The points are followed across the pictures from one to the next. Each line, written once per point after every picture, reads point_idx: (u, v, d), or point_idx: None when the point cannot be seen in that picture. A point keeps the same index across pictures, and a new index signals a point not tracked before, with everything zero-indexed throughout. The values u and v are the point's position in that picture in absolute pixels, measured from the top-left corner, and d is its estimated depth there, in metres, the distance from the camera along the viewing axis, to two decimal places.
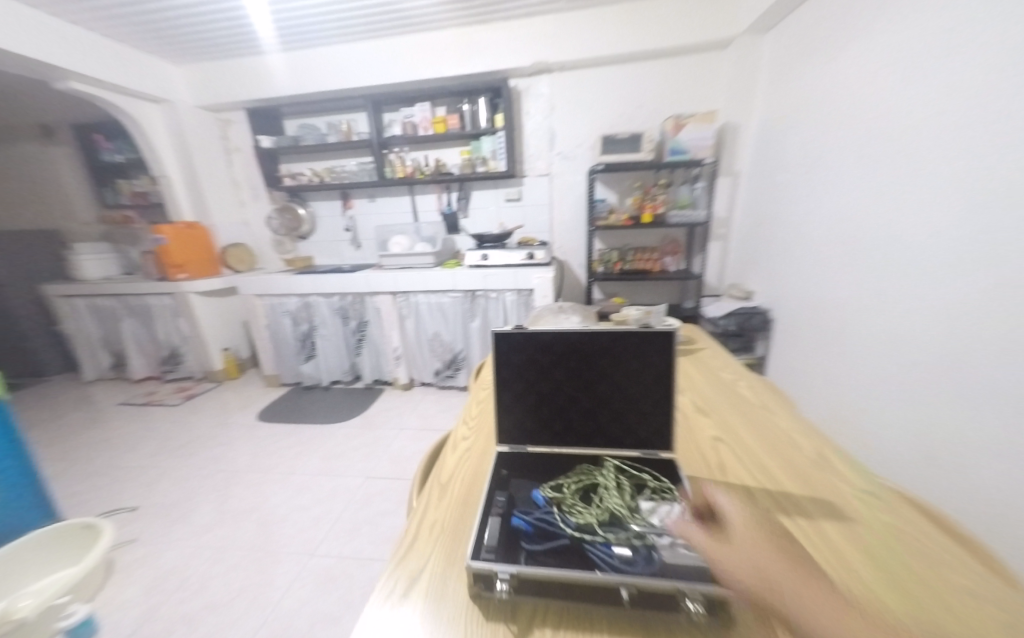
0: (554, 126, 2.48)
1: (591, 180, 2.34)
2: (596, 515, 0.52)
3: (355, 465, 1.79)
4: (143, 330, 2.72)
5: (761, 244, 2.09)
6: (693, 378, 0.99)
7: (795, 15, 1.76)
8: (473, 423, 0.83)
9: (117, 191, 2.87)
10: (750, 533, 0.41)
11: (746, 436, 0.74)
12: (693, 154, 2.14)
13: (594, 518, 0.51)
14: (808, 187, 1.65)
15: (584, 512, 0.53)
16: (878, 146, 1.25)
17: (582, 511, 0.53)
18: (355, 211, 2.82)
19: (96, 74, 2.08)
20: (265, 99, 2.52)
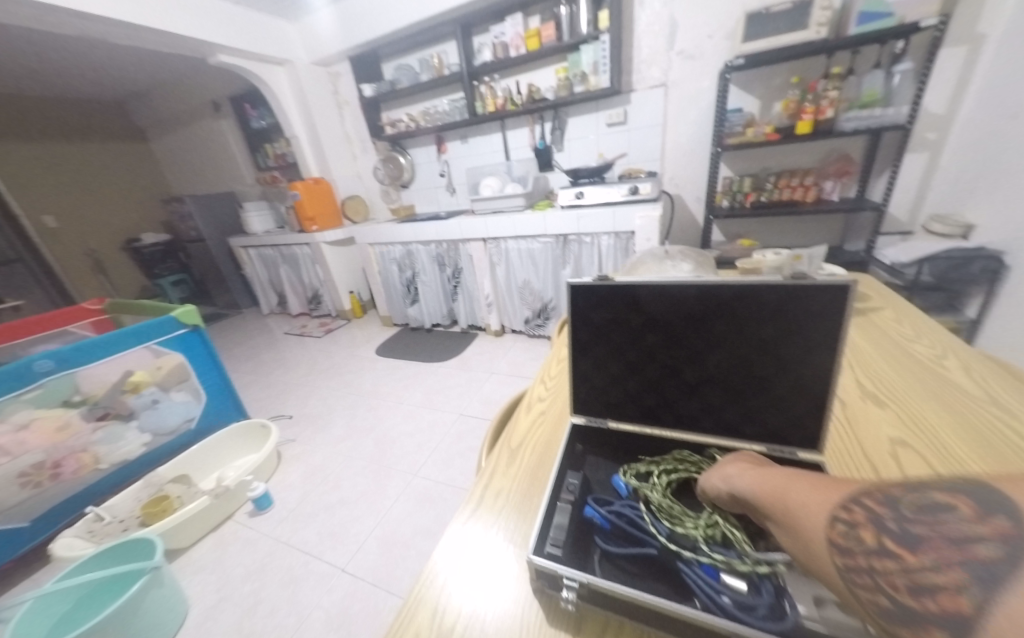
0: (676, 14, 1.93)
1: (723, 83, 1.80)
2: (694, 522, 0.41)
3: (451, 401, 1.95)
4: (294, 275, 3.33)
5: (1007, 150, 1.37)
6: (862, 351, 0.71)
7: None
8: (551, 384, 0.75)
9: (266, 155, 3.39)
10: (734, 455, 0.45)
11: (952, 442, 0.49)
12: (899, 17, 1.44)
13: (690, 525, 0.40)
14: None
15: (677, 512, 0.42)
16: None
17: (673, 510, 0.42)
18: (449, 155, 2.79)
19: (234, 44, 2.33)
20: (364, 44, 2.54)
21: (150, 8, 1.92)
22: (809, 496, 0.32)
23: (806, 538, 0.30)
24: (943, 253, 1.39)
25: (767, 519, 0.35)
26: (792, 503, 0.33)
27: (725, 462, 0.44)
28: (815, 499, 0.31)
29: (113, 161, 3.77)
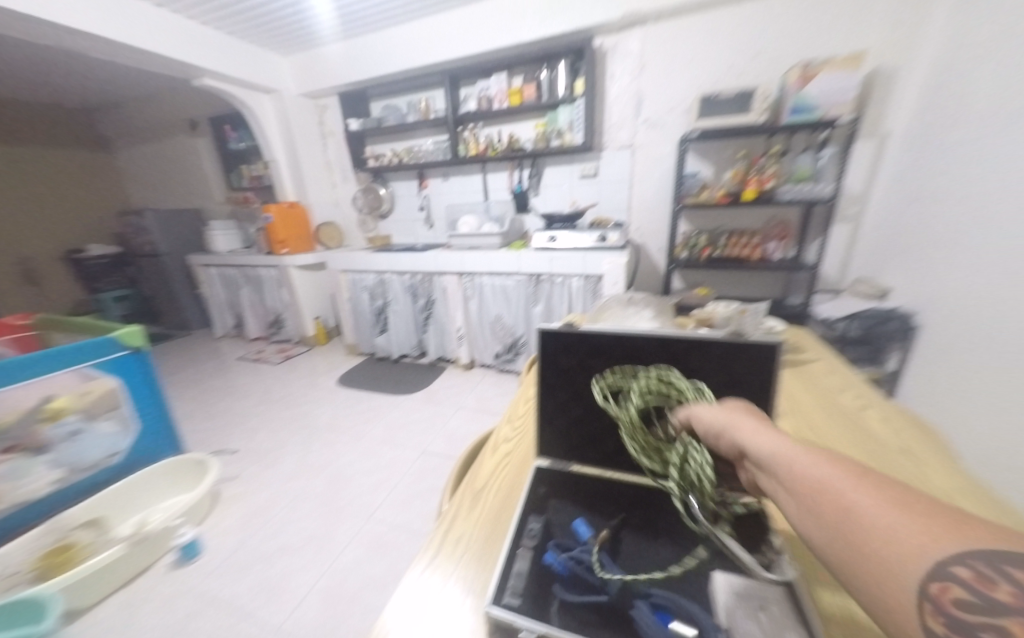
0: (642, 89, 2.19)
1: (682, 151, 2.03)
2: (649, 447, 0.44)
3: (414, 437, 1.88)
4: (256, 297, 3.18)
5: (910, 229, 1.62)
6: (799, 400, 0.78)
7: None
8: (518, 424, 0.75)
9: (240, 175, 3.35)
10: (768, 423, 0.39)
11: None
12: (823, 112, 1.71)
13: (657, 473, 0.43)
14: (999, 149, 1.21)
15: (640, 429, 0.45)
16: None
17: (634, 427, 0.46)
18: (430, 191, 2.88)
19: (222, 69, 2.36)
20: (354, 82, 2.66)
21: (138, 28, 1.93)
22: (904, 532, 0.25)
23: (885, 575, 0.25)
24: (868, 311, 1.58)
25: (815, 517, 0.30)
26: (872, 525, 0.26)
27: (739, 412, 0.41)
28: (903, 529, 0.25)
29: (66, 167, 3.56)
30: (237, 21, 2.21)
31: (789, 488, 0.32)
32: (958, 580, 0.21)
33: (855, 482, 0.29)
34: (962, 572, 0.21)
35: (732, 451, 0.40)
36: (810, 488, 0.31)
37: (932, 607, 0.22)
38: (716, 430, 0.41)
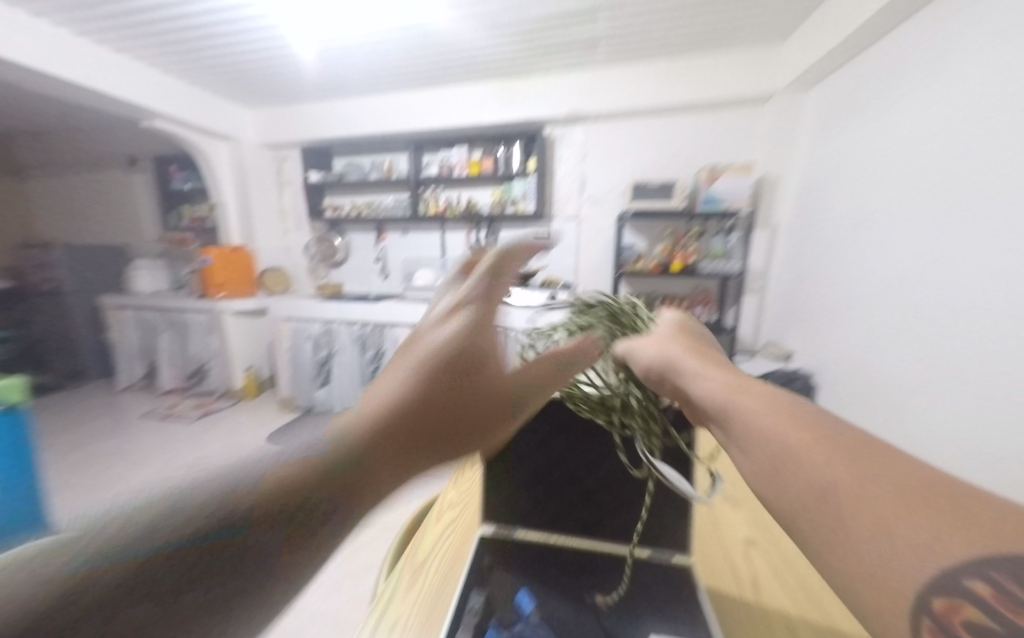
0: (586, 172, 2.51)
1: (620, 226, 2.31)
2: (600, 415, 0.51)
3: None
4: (178, 343, 2.86)
5: (800, 303, 1.96)
6: (722, 455, 0.85)
7: (842, 72, 1.72)
8: (463, 488, 0.74)
9: (180, 215, 3.17)
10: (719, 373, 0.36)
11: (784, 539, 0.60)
12: (729, 205, 2.08)
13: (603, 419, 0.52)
14: (855, 246, 1.54)
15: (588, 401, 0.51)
16: (934, 207, 1.14)
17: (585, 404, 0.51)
18: (387, 243, 2.93)
19: (179, 113, 2.35)
20: (318, 139, 2.76)
21: (89, 69, 1.89)
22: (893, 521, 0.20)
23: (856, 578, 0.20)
24: (778, 371, 1.81)
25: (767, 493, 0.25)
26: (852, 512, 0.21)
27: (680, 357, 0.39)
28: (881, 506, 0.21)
29: None
30: (204, 74, 2.26)
31: (739, 443, 0.28)
32: (971, 599, 0.17)
33: (829, 445, 0.24)
34: (984, 593, 0.17)
35: (671, 386, 0.39)
36: (762, 450, 0.26)
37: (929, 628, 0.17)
38: (653, 368, 0.42)
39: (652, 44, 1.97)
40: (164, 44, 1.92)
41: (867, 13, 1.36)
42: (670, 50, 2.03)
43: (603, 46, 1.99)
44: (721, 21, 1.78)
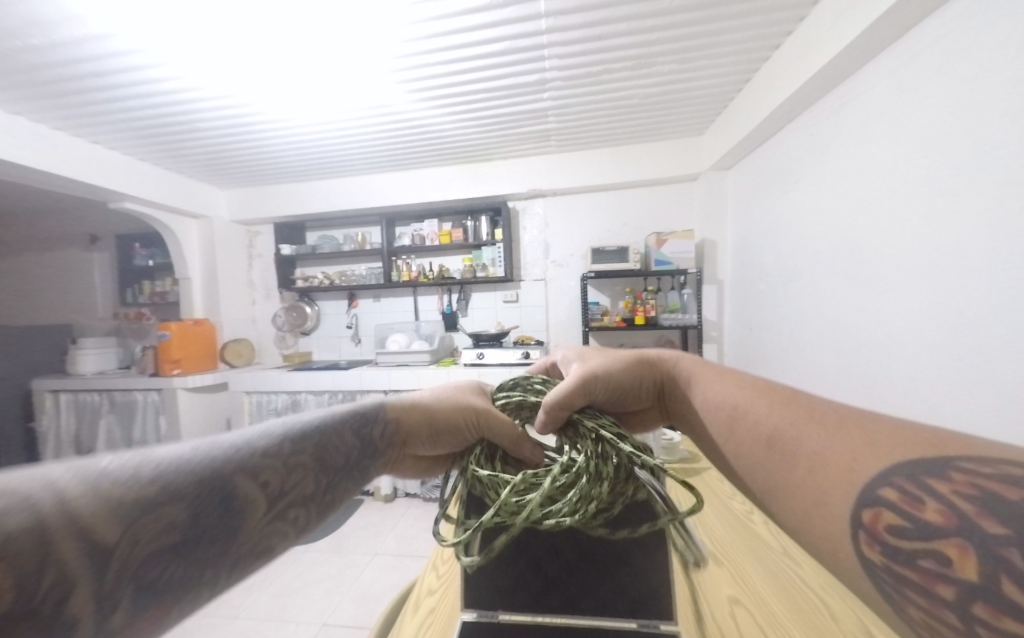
0: (548, 239, 2.75)
1: (584, 286, 2.48)
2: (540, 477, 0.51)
3: (312, 607, 1.51)
4: (120, 428, 2.61)
5: (753, 349, 2.13)
6: (699, 510, 0.87)
7: (752, 157, 2.09)
8: (443, 571, 0.71)
9: (138, 290, 3.07)
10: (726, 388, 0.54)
11: (766, 594, 0.61)
12: (678, 265, 2.31)
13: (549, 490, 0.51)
14: (790, 298, 1.75)
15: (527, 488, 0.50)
16: (852, 263, 1.35)
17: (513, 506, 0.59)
18: (359, 310, 2.95)
19: (152, 195, 2.40)
20: (293, 215, 2.88)
21: (69, 159, 1.96)
22: (834, 467, 0.35)
23: (822, 507, 0.35)
24: None
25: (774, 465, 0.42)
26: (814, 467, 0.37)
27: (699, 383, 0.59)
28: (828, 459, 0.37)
29: None
30: (183, 160, 2.38)
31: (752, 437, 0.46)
32: (878, 503, 0.31)
33: (803, 429, 0.41)
34: (889, 496, 0.30)
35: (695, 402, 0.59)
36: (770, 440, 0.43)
37: (864, 529, 0.31)
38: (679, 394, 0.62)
39: (596, 136, 2.31)
40: (149, 137, 2.05)
41: (761, 115, 1.71)
42: (611, 140, 2.38)
43: (554, 138, 2.31)
44: (649, 120, 2.15)
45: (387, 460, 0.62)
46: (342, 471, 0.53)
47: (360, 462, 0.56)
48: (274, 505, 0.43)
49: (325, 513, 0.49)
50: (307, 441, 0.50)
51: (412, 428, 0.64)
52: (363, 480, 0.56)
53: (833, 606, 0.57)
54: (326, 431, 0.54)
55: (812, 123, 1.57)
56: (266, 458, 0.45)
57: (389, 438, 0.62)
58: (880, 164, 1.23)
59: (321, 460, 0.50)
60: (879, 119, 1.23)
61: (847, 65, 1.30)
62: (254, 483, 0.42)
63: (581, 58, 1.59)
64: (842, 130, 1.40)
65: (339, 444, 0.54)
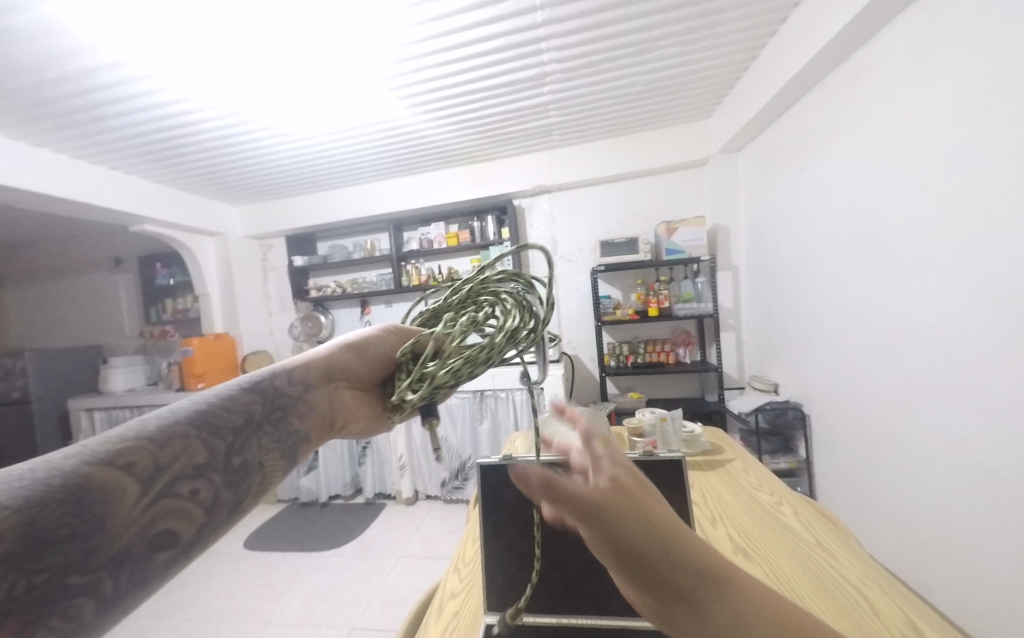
0: (556, 235, 2.73)
1: (594, 280, 2.45)
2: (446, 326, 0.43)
3: (341, 610, 1.53)
4: None
5: (773, 334, 2.07)
6: (724, 501, 0.83)
7: (762, 137, 2.03)
8: (466, 572, 0.71)
9: (161, 309, 3.18)
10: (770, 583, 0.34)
11: (801, 585, 0.57)
12: (690, 253, 2.25)
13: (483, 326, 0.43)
14: (810, 280, 1.68)
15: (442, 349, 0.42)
16: (876, 240, 1.29)
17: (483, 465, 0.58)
18: (372, 316, 2.99)
19: (169, 216, 2.49)
20: (303, 227, 2.93)
21: (89, 186, 2.04)
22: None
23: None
24: (768, 404, 1.85)
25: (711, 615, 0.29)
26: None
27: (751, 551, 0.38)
28: None
29: None
30: (194, 180, 2.44)
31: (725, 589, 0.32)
32: None
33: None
34: None
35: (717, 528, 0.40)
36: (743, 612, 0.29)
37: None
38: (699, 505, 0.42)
39: (598, 128, 2.28)
40: (160, 159, 2.11)
41: (771, 92, 1.65)
42: (614, 131, 2.34)
43: (556, 133, 2.30)
44: (652, 107, 2.10)
45: (316, 404, 0.47)
46: (247, 432, 0.41)
47: (271, 418, 0.43)
48: (156, 486, 0.32)
49: (241, 487, 0.37)
50: (183, 415, 0.38)
51: (330, 359, 0.50)
52: (285, 432, 0.43)
53: (877, 602, 0.53)
54: (206, 403, 0.41)
55: (825, 97, 1.50)
56: (134, 443, 0.33)
57: (305, 377, 0.49)
58: (900, 134, 1.17)
59: (208, 427, 0.38)
60: (897, 87, 1.17)
61: (859, 33, 1.24)
62: (116, 467, 0.31)
63: (579, 49, 1.57)
64: (857, 102, 1.34)
65: (229, 408, 0.41)
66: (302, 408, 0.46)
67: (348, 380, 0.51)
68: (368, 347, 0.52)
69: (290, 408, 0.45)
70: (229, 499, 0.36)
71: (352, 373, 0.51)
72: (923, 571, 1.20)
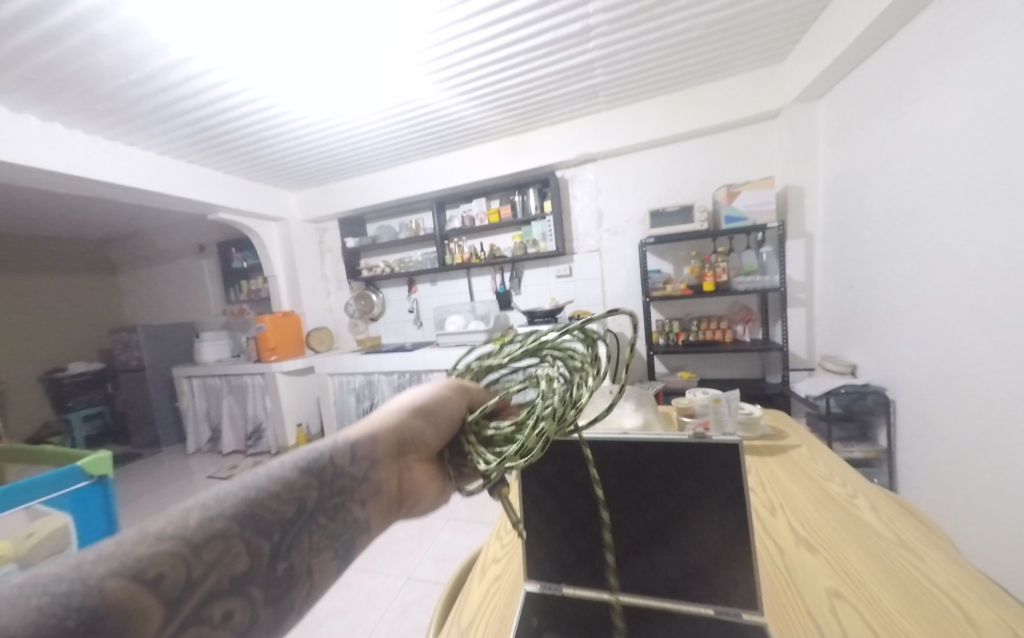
0: (601, 206, 2.59)
1: (642, 253, 2.31)
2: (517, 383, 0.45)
3: (397, 562, 1.68)
4: (238, 406, 3.12)
5: (852, 311, 1.82)
6: (786, 491, 0.76)
7: (850, 78, 1.72)
8: (507, 541, 0.72)
9: (238, 290, 3.56)
10: None
11: (880, 591, 0.50)
12: (753, 220, 2.03)
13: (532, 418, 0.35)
14: (904, 247, 1.44)
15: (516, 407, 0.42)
16: (998, 196, 1.05)
17: (522, 474, 0.58)
18: (419, 294, 3.10)
19: (238, 205, 2.72)
20: (353, 209, 3.06)
21: (172, 180, 2.28)
22: None
23: None
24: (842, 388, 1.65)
25: None
26: None
27: None
28: None
29: (70, 292, 3.79)
30: (255, 169, 2.62)
31: None
32: None
33: None
34: None
35: None
36: None
37: None
38: None
39: (650, 84, 2.07)
40: (224, 152, 2.29)
41: (863, 21, 1.37)
42: (668, 86, 2.12)
43: (602, 94, 2.13)
44: (712, 55, 1.86)
45: (385, 483, 0.42)
46: (296, 526, 0.33)
47: (325, 505, 0.36)
48: (183, 610, 0.24)
49: (278, 603, 0.30)
50: (235, 495, 0.31)
51: (399, 428, 0.45)
52: (339, 523, 0.37)
53: (969, 610, 0.46)
54: (260, 488, 0.32)
55: (934, 21, 1.22)
56: (173, 555, 0.25)
57: (372, 452, 0.42)
58: None
59: (257, 514, 0.31)
60: None
61: None
62: (145, 580, 0.23)
63: None
64: (982, 21, 1.07)
65: (281, 490, 0.33)
66: (365, 491, 0.40)
67: (418, 452, 0.46)
68: (434, 414, 0.44)
69: (350, 494, 0.39)
70: (264, 621, 0.29)
71: (423, 443, 0.45)
72: None
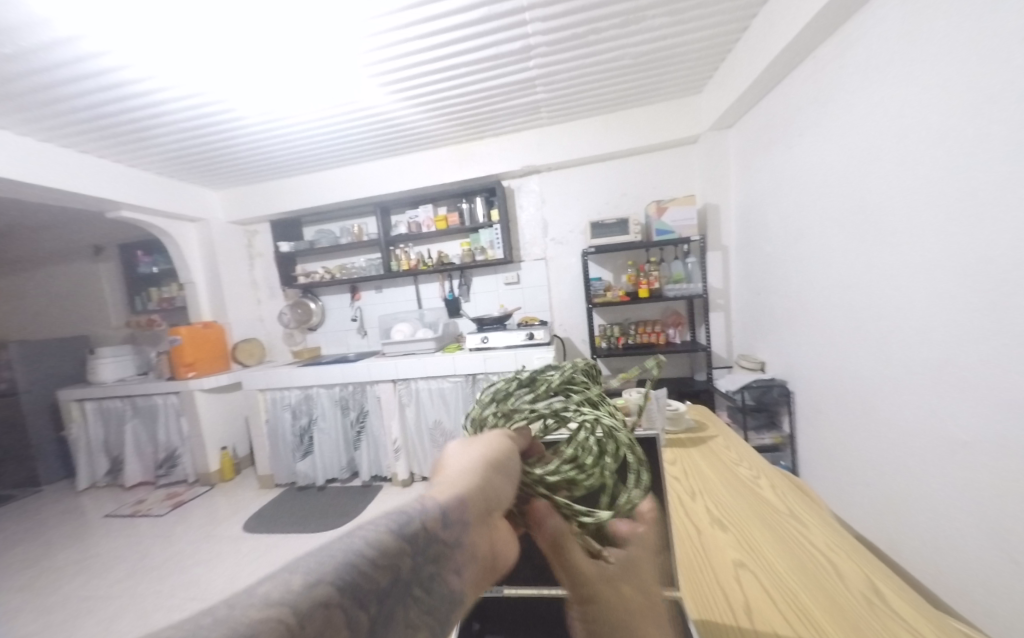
0: (546, 216, 2.69)
1: (585, 262, 2.44)
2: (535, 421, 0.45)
3: None
4: (146, 431, 2.74)
5: (761, 314, 2.09)
6: (704, 478, 0.85)
7: (754, 112, 1.98)
8: None
9: (146, 298, 3.14)
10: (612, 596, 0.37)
11: (775, 559, 0.58)
12: (680, 233, 2.24)
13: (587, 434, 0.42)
14: (798, 259, 1.68)
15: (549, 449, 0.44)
16: (863, 219, 1.29)
17: None
18: (362, 302, 2.98)
19: (147, 202, 2.41)
20: (287, 211, 2.86)
21: (62, 172, 1.96)
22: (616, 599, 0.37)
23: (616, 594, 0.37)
24: (755, 382, 1.88)
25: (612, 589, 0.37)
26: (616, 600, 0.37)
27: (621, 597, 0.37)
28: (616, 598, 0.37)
29: None
30: (172, 163, 2.34)
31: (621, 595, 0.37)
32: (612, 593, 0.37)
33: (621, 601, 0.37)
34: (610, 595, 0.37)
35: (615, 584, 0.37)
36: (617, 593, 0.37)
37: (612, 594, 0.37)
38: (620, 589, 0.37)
39: (588, 104, 2.21)
40: (134, 142, 2.02)
41: (762, 64, 1.60)
42: (605, 106, 2.28)
43: (545, 110, 2.23)
44: (641, 81, 2.03)
45: (480, 549, 0.32)
46: (393, 601, 0.23)
47: (416, 579, 0.26)
48: None
49: None
50: (329, 548, 0.23)
51: (480, 483, 0.36)
52: (436, 600, 0.26)
53: (839, 565, 0.55)
54: (358, 537, 0.24)
55: (815, 72, 1.47)
56: (259, 628, 0.17)
57: (464, 512, 0.32)
58: (891, 109, 1.15)
59: (359, 573, 0.22)
60: (890, 57, 1.14)
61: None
62: None
63: (567, 19, 1.50)
64: (850, 72, 1.30)
65: (378, 546, 0.24)
66: (464, 562, 0.29)
67: (500, 510, 0.37)
68: (505, 464, 0.39)
69: (446, 562, 0.28)
70: None
71: (504, 502, 0.37)
72: (894, 536, 1.26)
